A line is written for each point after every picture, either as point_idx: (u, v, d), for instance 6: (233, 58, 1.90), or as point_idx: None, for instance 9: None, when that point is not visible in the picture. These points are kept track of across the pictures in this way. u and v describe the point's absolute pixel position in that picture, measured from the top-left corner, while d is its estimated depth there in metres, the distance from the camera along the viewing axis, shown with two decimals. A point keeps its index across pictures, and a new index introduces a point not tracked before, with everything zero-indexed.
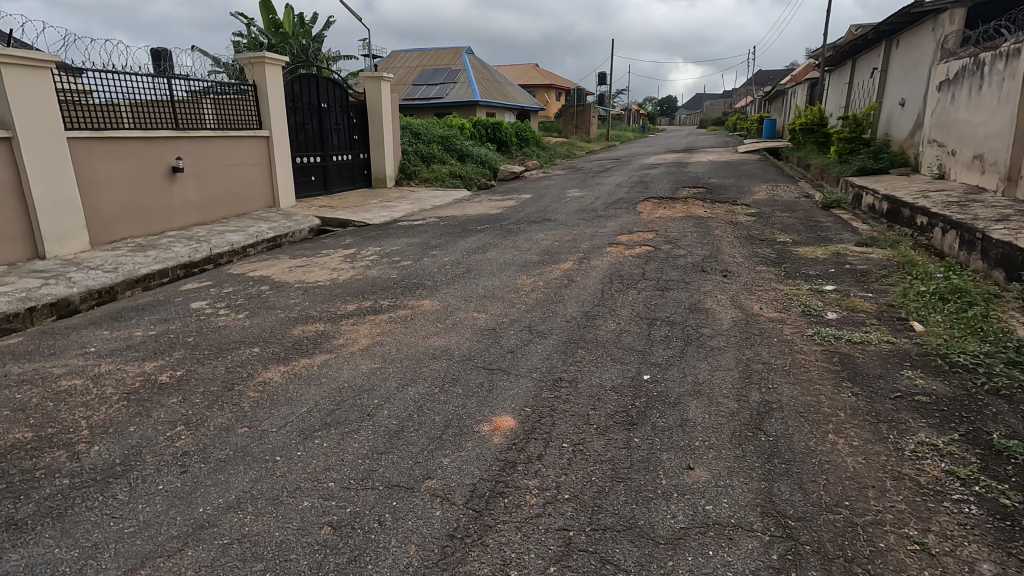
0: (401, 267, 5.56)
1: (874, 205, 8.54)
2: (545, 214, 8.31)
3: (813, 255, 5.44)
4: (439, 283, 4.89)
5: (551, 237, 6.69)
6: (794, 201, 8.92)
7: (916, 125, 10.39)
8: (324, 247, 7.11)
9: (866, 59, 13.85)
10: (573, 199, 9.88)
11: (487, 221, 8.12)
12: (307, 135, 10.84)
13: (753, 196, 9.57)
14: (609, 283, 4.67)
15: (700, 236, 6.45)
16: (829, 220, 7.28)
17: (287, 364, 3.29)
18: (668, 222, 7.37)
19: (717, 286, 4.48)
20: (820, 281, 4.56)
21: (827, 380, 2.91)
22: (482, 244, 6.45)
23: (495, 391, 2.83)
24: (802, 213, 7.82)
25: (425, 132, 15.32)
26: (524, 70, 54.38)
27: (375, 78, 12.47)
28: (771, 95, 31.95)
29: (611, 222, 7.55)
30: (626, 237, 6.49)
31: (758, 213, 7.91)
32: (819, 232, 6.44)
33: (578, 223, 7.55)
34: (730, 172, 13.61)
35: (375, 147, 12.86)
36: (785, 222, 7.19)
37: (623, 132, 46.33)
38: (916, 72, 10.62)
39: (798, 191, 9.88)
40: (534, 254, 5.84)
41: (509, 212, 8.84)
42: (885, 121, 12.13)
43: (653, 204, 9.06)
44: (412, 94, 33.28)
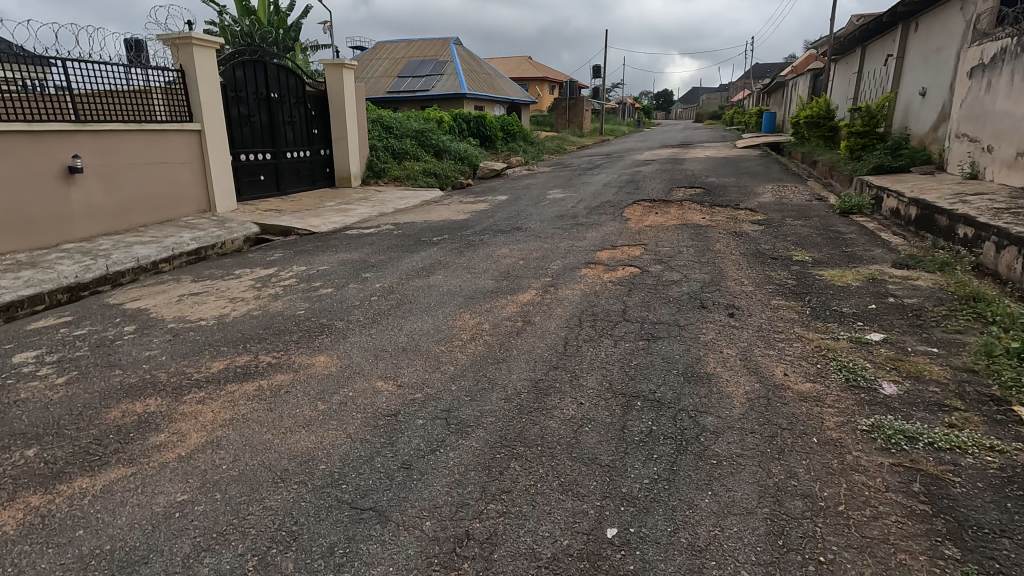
0: (318, 297, 4.36)
1: (898, 211, 7.39)
2: (518, 222, 7.13)
3: (843, 282, 4.26)
4: (355, 324, 3.71)
5: (516, 252, 5.51)
6: (805, 205, 7.75)
7: (941, 117, 9.22)
8: (245, 263, 5.90)
9: (879, 46, 12.65)
10: (553, 203, 8.69)
11: (449, 230, 6.94)
12: (254, 129, 9.61)
13: (757, 198, 8.39)
14: (575, 326, 3.49)
15: (698, 253, 5.27)
16: (852, 229, 6.11)
17: (51, 488, 2.09)
18: (660, 232, 6.20)
19: (721, 334, 3.31)
20: (860, 326, 3.39)
21: (916, 542, 1.73)
22: (432, 262, 5.27)
23: (348, 572, 1.65)
24: (817, 221, 6.65)
25: (398, 126, 14.09)
26: (516, 62, 52.96)
27: (336, 66, 11.22)
28: (770, 88, 30.72)
29: (592, 232, 6.37)
30: (608, 254, 5.30)
31: (766, 221, 6.74)
32: (844, 246, 5.28)
33: (552, 233, 6.37)
34: (729, 170, 12.42)
35: (337, 143, 11.64)
36: (799, 232, 6.02)
37: (618, 126, 45.06)
38: (940, 58, 9.43)
39: (809, 193, 8.72)
40: (490, 277, 4.65)
41: (477, 218, 7.66)
42: (901, 113, 10.97)
43: (644, 209, 7.87)
44: (397, 86, 31.96)
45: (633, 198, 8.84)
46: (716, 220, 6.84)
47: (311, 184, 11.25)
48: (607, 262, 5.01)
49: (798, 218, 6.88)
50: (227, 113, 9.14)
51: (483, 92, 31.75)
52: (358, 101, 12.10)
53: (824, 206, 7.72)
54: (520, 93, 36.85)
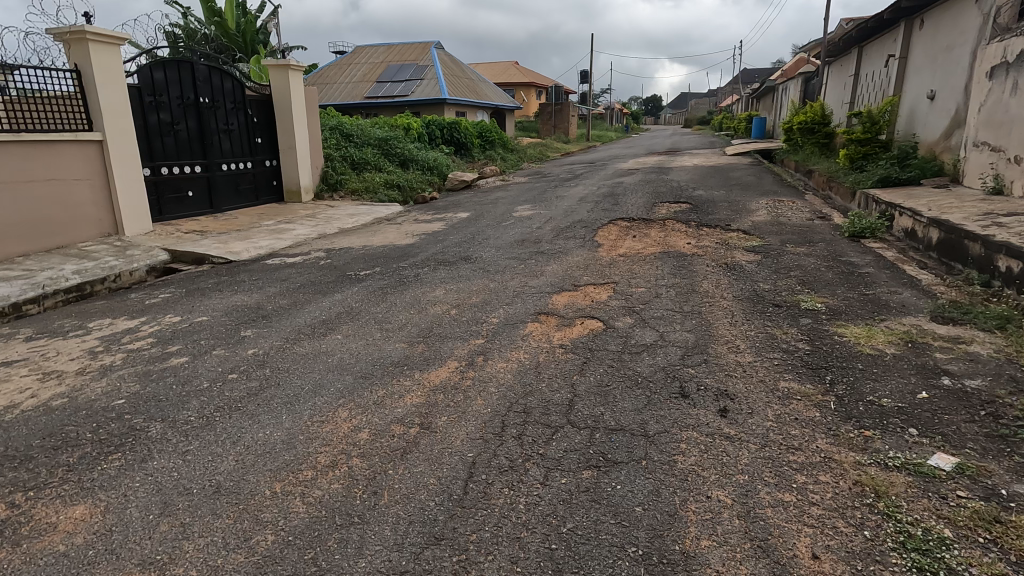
0: (163, 370, 3.20)
1: (916, 233, 6.36)
2: (470, 249, 6.02)
3: (875, 347, 3.16)
4: (180, 430, 2.53)
5: (454, 295, 4.38)
6: (807, 225, 6.69)
7: (954, 123, 8.23)
8: (119, 307, 4.73)
9: (878, 46, 11.71)
10: (519, 222, 7.59)
11: (387, 260, 5.81)
12: (178, 138, 8.43)
13: (752, 217, 7.33)
14: (496, 438, 2.36)
15: (681, 297, 4.16)
16: (868, 259, 5.05)
17: None
18: (636, 265, 5.10)
19: (709, 455, 2.20)
20: (914, 435, 2.29)
21: None
22: (343, 311, 4.12)
23: None
24: (824, 247, 5.59)
25: (358, 133, 12.96)
26: (501, 69, 52.15)
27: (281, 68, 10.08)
28: (759, 92, 29.96)
29: (555, 264, 5.25)
30: (569, 298, 4.19)
31: (762, 247, 5.68)
32: (865, 288, 4.19)
33: (505, 265, 5.26)
34: (719, 180, 11.38)
35: (285, 152, 10.48)
36: (805, 264, 4.96)
37: (605, 132, 44.24)
38: (951, 57, 8.44)
39: (810, 210, 7.67)
40: (409, 338, 3.52)
41: (425, 243, 6.54)
42: (905, 119, 10.01)
43: (621, 231, 6.78)
44: (375, 91, 30.84)
45: (610, 217, 7.76)
46: (705, 247, 5.75)
47: (254, 200, 10.09)
48: (566, 312, 3.90)
49: (800, 242, 5.83)
50: (143, 120, 7.96)
51: (465, 97, 30.71)
52: (309, 107, 10.97)
53: (829, 226, 6.65)
54: (504, 98, 35.87)
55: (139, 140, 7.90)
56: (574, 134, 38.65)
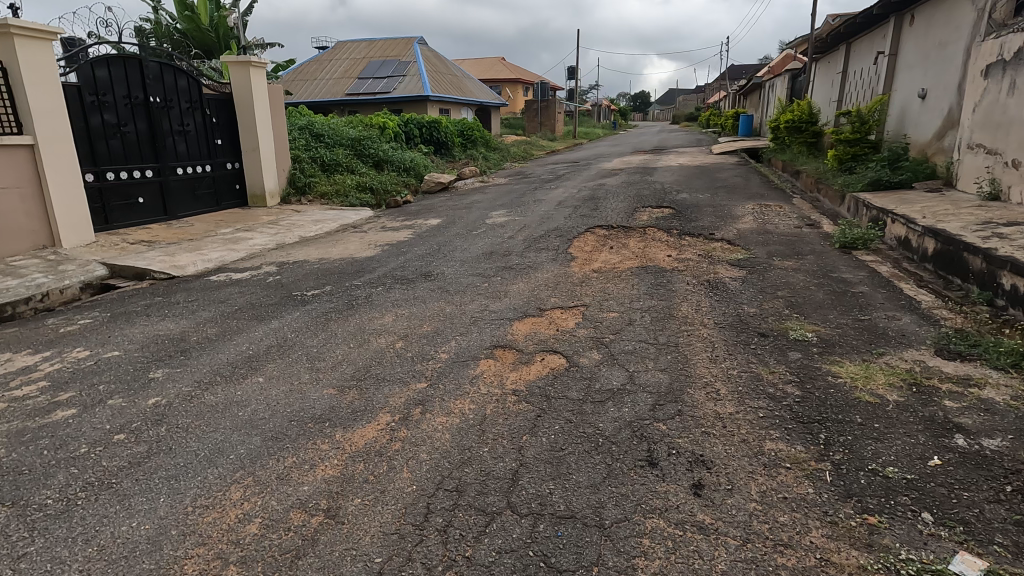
0: (42, 427, 2.70)
1: (910, 242, 5.98)
2: (434, 264, 5.55)
3: (875, 392, 2.74)
4: (29, 520, 2.04)
5: (405, 322, 3.92)
6: (795, 234, 6.29)
7: (947, 124, 7.88)
8: (30, 336, 4.20)
9: (867, 43, 11.35)
10: (492, 230, 7.13)
11: (342, 277, 5.33)
12: (125, 140, 7.87)
13: (737, 224, 6.92)
14: (415, 531, 1.90)
15: (656, 325, 3.72)
16: (862, 275, 4.65)
17: None
18: (610, 283, 4.67)
19: (677, 559, 1.75)
20: (930, 524, 1.86)
21: None
22: (277, 344, 3.64)
23: None
24: (814, 260, 5.19)
25: (330, 133, 12.40)
26: (487, 65, 51.54)
27: (242, 65, 9.51)
28: (745, 88, 29.68)
29: (523, 282, 4.80)
30: (532, 327, 3.74)
31: (748, 260, 5.26)
32: (860, 313, 3.79)
33: (468, 284, 4.80)
34: (704, 182, 10.99)
35: (248, 154, 9.92)
36: (794, 282, 4.55)
37: (592, 129, 43.84)
38: (944, 54, 8.08)
39: (798, 216, 7.28)
40: (342, 381, 3.05)
41: (388, 255, 6.06)
42: (895, 118, 9.67)
43: (598, 241, 6.34)
44: (357, 88, 30.16)
45: (588, 224, 7.32)
46: (686, 260, 5.33)
47: (213, 206, 9.54)
48: (526, 344, 3.45)
49: (789, 254, 5.43)
50: (85, 123, 7.39)
51: (448, 94, 30.12)
52: (275, 106, 10.40)
53: (818, 235, 6.26)
54: (489, 95, 35.32)
55: (80, 144, 7.33)
56: (561, 132, 38.22)
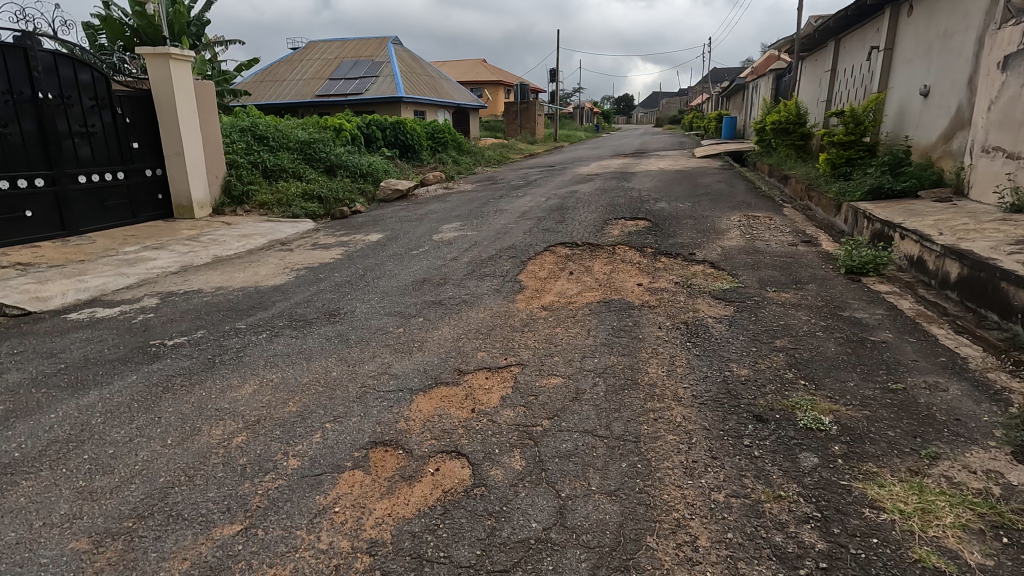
0: None
1: (926, 264, 5.03)
2: (350, 297, 4.46)
3: (946, 548, 1.71)
4: None
5: (267, 396, 2.82)
6: (790, 253, 5.31)
7: (956, 124, 6.98)
8: None
9: (859, 37, 10.50)
10: (436, 249, 6.05)
11: (229, 316, 4.22)
12: (6, 143, 6.69)
13: (723, 240, 5.92)
14: None
15: (613, 401, 2.67)
16: (881, 314, 3.65)
17: None
18: (561, 327, 3.61)
19: None
20: None
21: None
22: (67, 437, 2.52)
23: None
24: (817, 291, 4.19)
25: (275, 135, 11.25)
26: (467, 66, 50.50)
27: (162, 57, 8.34)
28: (729, 90, 28.99)
29: (450, 325, 3.73)
30: (440, 405, 2.67)
31: (738, 292, 4.24)
32: (893, 379, 2.77)
33: (379, 328, 3.73)
34: (685, 188, 10.02)
35: (172, 159, 8.74)
36: (795, 325, 3.54)
37: (574, 131, 42.99)
38: (950, 46, 7.19)
39: (792, 230, 6.31)
40: (111, 522, 1.94)
41: (300, 284, 4.96)
42: (892, 118, 8.82)
43: (557, 264, 5.30)
44: (328, 89, 28.92)
45: (550, 241, 6.28)
46: (661, 292, 4.30)
47: (128, 218, 8.34)
48: (422, 441, 2.38)
49: (786, 282, 4.43)
50: None
51: (423, 96, 29.02)
52: (205, 105, 9.25)
53: (816, 254, 5.29)
54: (467, 96, 34.29)
55: None
56: (541, 134, 37.29)
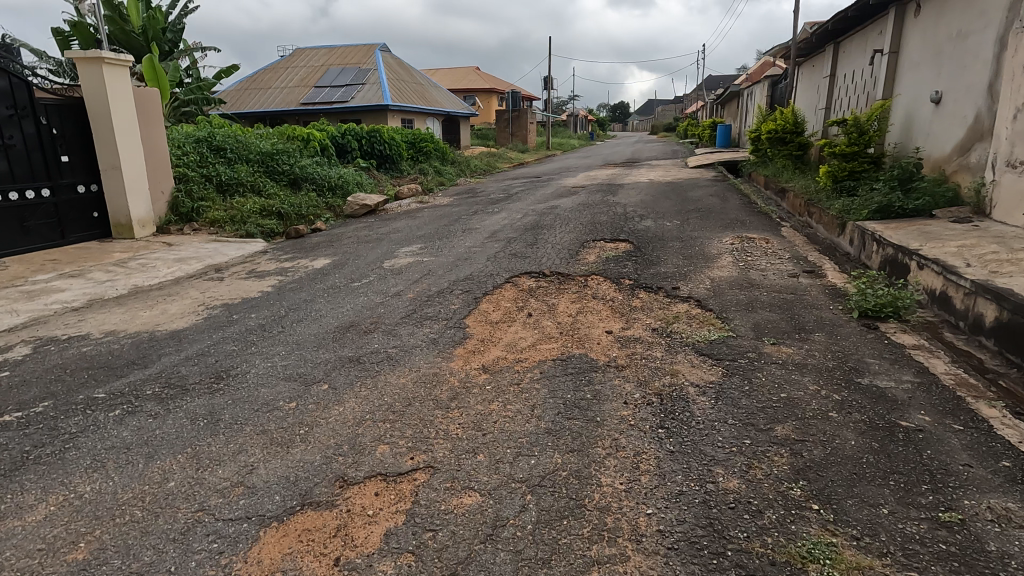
0: None
1: (951, 301, 4.24)
2: (254, 349, 3.64)
3: None
4: None
5: (55, 531, 1.98)
6: (790, 288, 4.52)
7: (972, 135, 6.24)
8: None
9: (860, 41, 9.79)
10: (382, 280, 5.24)
11: (96, 377, 3.39)
12: None
13: (713, 271, 5.12)
14: None
15: (543, 546, 1.85)
16: (911, 384, 2.83)
17: None
18: (498, 403, 2.79)
19: None
20: None
21: None
22: None
23: None
24: (825, 343, 3.39)
25: (234, 146, 10.46)
26: (459, 74, 49.90)
27: (95, 61, 7.55)
28: (723, 97, 28.37)
29: (359, 397, 2.90)
30: (293, 550, 1.84)
31: (729, 345, 3.42)
32: (942, 504, 1.96)
33: (268, 401, 2.91)
34: (674, 203, 9.25)
35: (108, 174, 7.93)
36: (802, 401, 2.72)
37: (567, 140, 42.35)
38: (965, 48, 6.46)
39: (793, 256, 5.51)
40: None
41: (206, 329, 4.13)
42: (898, 128, 8.08)
43: (516, 301, 4.49)
44: (313, 97, 28.19)
45: (515, 269, 5.47)
46: (634, 346, 3.49)
47: (56, 239, 7.54)
48: None
49: (788, 330, 3.61)
50: None
51: (410, 103, 28.29)
52: (148, 114, 8.45)
53: (822, 288, 4.50)
54: (457, 104, 33.59)
55: None
56: (533, 143, 36.59)
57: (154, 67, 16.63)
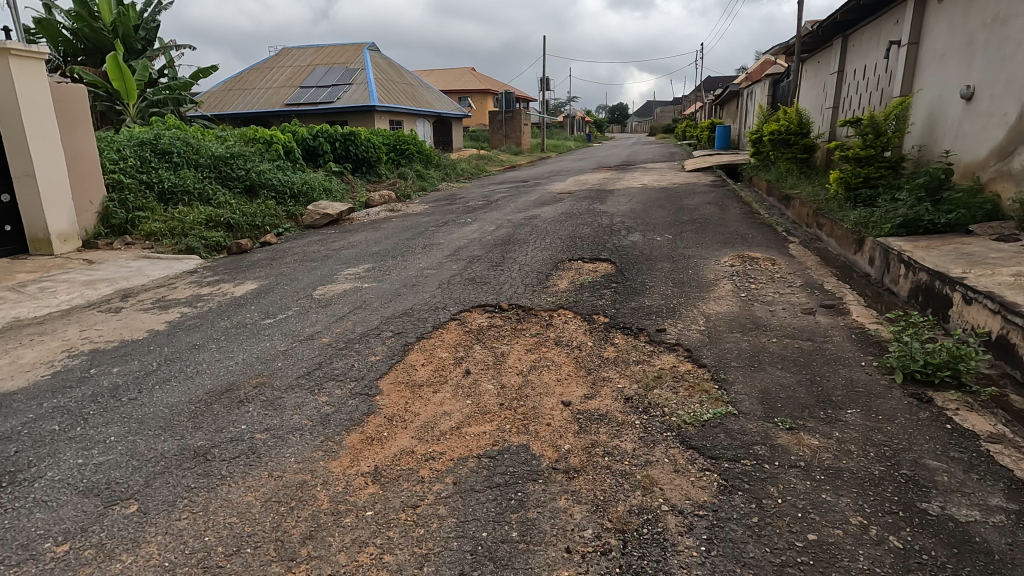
0: None
1: (1015, 351, 3.27)
2: (80, 430, 2.67)
3: None
4: None
5: None
6: (805, 332, 3.56)
7: (1014, 136, 5.28)
8: None
9: (874, 31, 8.83)
10: (302, 315, 4.27)
11: None
12: None
13: (708, 305, 4.15)
14: None
15: None
16: (1004, 517, 1.86)
17: None
18: (372, 551, 1.81)
19: None
20: None
21: None
22: None
23: None
24: (860, 428, 2.43)
25: (183, 149, 9.51)
26: (454, 75, 48.97)
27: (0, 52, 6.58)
28: (722, 98, 27.45)
29: (168, 535, 1.92)
30: None
31: (728, 433, 2.44)
32: None
33: (35, 538, 1.94)
34: (667, 213, 8.27)
35: (22, 181, 6.98)
36: (843, 554, 1.74)
37: (563, 142, 41.39)
38: (1004, 33, 5.50)
39: (806, 283, 4.54)
40: None
41: (42, 392, 3.16)
42: (919, 128, 7.13)
43: (456, 350, 3.52)
44: (298, 98, 27.26)
45: (467, 300, 4.50)
46: (594, 431, 2.52)
47: None
48: None
49: (808, 405, 2.64)
50: None
51: (399, 104, 27.36)
52: (68, 114, 7.50)
53: (846, 332, 3.53)
54: (449, 105, 32.66)
55: None
56: (528, 145, 35.68)
57: (118, 64, 15.63)
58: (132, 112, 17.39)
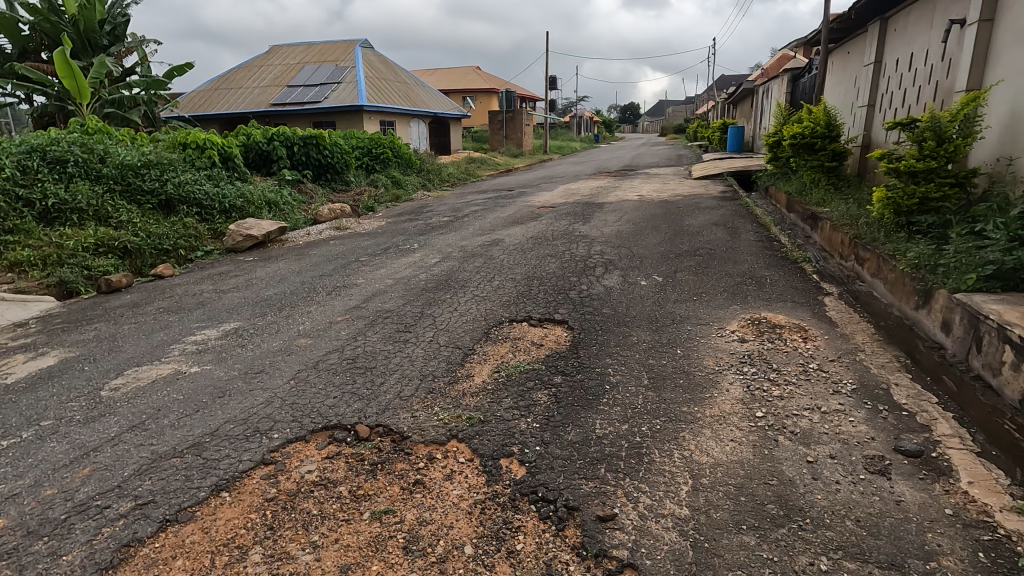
0: None
1: None
2: None
3: None
4: None
5: None
6: (880, 537, 1.85)
7: None
8: None
9: (926, 10, 7.03)
10: (37, 442, 2.63)
11: None
12: None
13: (701, 441, 2.44)
14: None
15: None
16: None
17: None
18: None
19: None
20: None
21: None
22: None
23: None
24: None
25: (82, 157, 7.97)
26: (457, 74, 47.33)
27: None
28: (736, 97, 25.53)
29: None
30: None
31: None
32: None
33: None
34: (661, 240, 6.54)
35: None
36: None
37: (570, 143, 39.55)
38: None
39: (862, 391, 2.82)
40: None
41: None
42: (995, 132, 5.35)
43: (211, 566, 1.86)
44: (283, 97, 25.80)
45: (316, 410, 2.84)
46: None
47: None
48: None
49: None
50: None
51: (390, 104, 25.78)
52: None
53: (961, 540, 1.83)
54: (446, 104, 31.02)
55: None
56: (531, 146, 33.93)
57: (65, 60, 14.21)
58: (86, 113, 15.92)
